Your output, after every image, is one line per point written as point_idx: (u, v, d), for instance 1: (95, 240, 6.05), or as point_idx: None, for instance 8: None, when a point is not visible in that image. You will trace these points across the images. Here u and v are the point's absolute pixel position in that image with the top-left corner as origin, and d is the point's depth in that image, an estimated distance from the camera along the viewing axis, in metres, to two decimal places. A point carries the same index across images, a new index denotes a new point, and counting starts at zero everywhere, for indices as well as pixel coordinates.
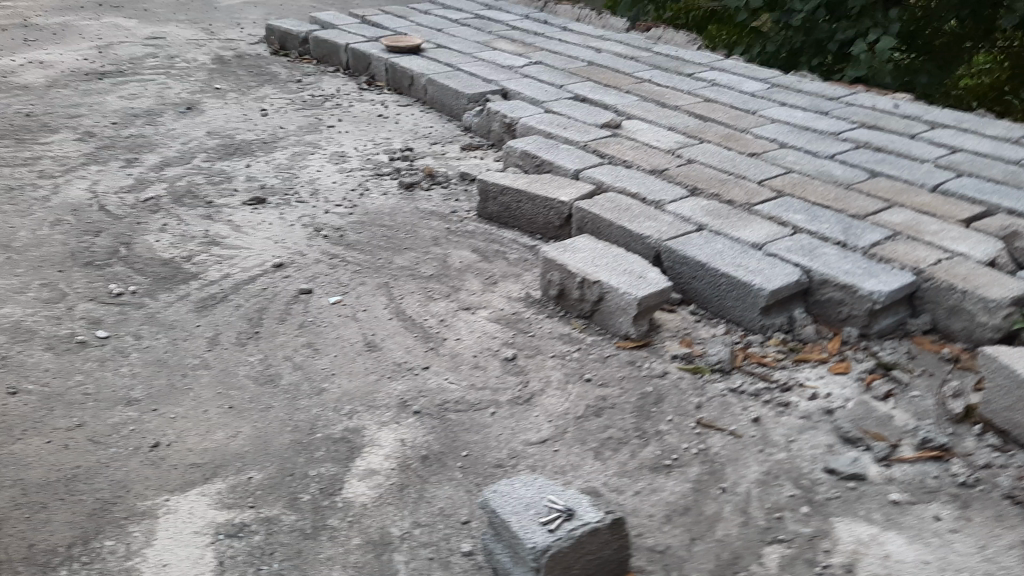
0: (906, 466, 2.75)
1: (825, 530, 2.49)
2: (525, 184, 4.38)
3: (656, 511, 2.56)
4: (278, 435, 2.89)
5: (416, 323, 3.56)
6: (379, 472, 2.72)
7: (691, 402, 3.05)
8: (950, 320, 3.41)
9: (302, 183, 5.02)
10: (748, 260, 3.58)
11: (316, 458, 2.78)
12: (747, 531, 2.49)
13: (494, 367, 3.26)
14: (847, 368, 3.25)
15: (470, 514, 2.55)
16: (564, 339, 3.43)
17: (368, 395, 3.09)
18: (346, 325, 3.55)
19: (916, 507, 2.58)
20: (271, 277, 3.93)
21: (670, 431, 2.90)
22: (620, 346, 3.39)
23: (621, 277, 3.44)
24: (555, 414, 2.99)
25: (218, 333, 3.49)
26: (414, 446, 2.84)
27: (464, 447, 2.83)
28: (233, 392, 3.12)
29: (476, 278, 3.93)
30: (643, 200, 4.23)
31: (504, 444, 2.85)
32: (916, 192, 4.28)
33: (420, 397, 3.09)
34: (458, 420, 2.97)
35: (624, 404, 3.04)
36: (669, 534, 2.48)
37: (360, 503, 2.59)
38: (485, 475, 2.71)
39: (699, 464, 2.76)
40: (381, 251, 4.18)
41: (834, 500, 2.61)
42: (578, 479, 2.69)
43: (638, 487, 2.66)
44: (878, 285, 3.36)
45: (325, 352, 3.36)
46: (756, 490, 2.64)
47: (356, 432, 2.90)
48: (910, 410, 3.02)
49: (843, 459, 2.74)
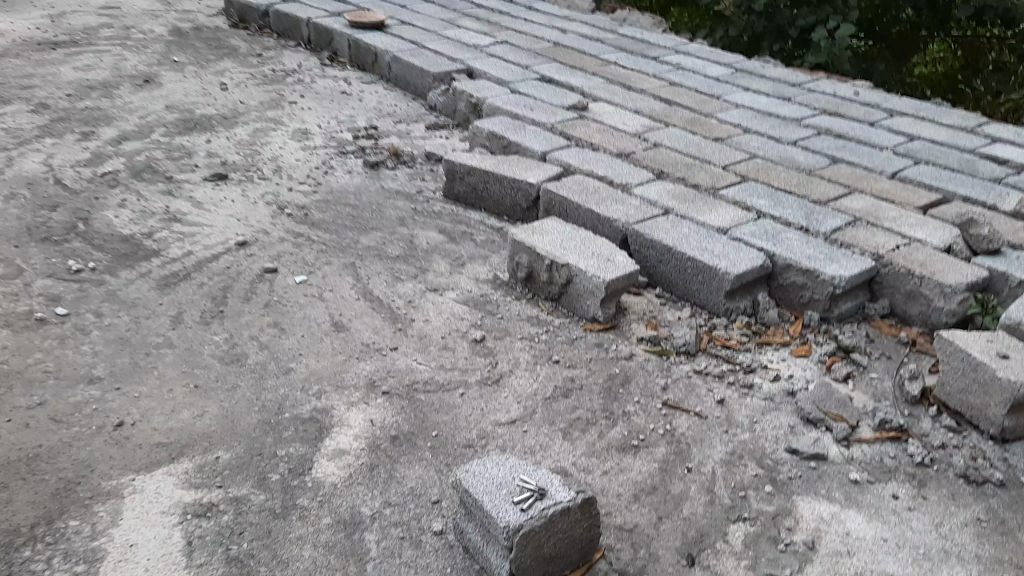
0: (865, 446, 2.82)
1: (788, 508, 2.55)
2: (492, 165, 4.37)
3: (624, 490, 2.60)
4: (246, 415, 2.86)
5: (383, 304, 3.54)
6: (349, 452, 2.72)
7: (657, 383, 3.09)
8: (907, 305, 3.50)
9: (265, 159, 4.95)
10: (713, 245, 3.63)
11: (284, 438, 2.77)
12: (713, 510, 2.54)
13: (463, 348, 3.27)
14: (808, 350, 3.31)
15: (440, 493, 2.56)
16: (532, 321, 3.45)
17: (336, 375, 3.09)
18: (312, 305, 3.53)
19: (875, 486, 2.66)
20: (235, 255, 3.88)
21: (637, 412, 2.94)
22: (587, 328, 3.41)
23: (589, 260, 3.47)
24: (524, 395, 3.01)
25: (182, 312, 3.44)
26: (383, 426, 2.84)
27: (434, 428, 2.84)
28: (198, 371, 3.08)
29: (443, 259, 3.93)
30: (610, 182, 4.26)
31: (474, 425, 2.86)
32: (875, 179, 4.37)
33: (388, 377, 3.08)
34: (427, 401, 2.97)
35: (592, 385, 3.07)
36: (637, 512, 2.51)
37: (329, 484, 2.59)
38: (455, 455, 2.73)
39: (665, 444, 2.80)
40: (346, 231, 4.15)
41: (797, 479, 2.67)
42: (548, 459, 2.72)
43: (606, 467, 2.69)
44: (840, 270, 3.43)
45: (291, 332, 3.33)
46: (721, 469, 2.70)
47: (325, 412, 2.89)
48: (869, 391, 3.09)
49: (805, 440, 2.80)
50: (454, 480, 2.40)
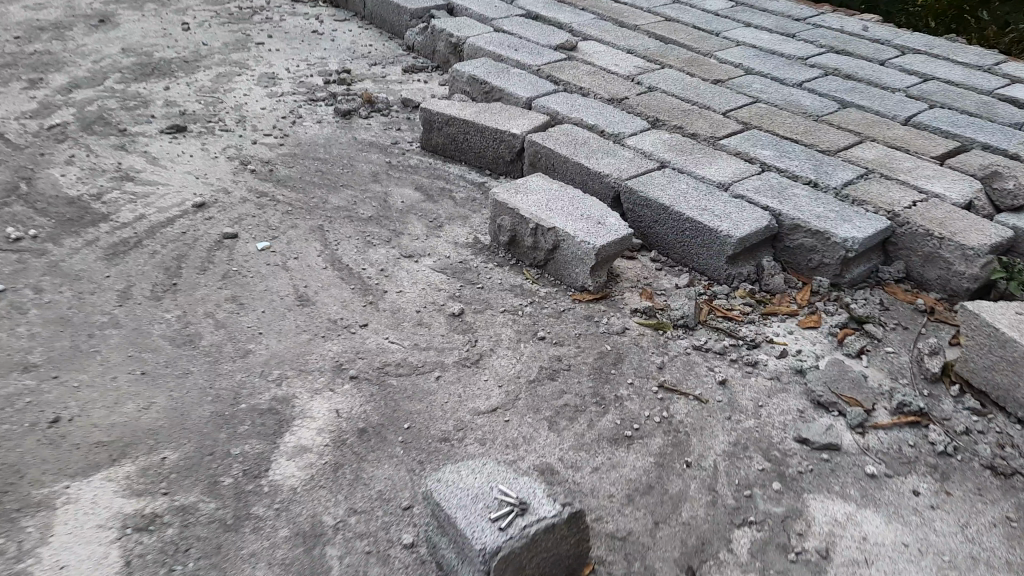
0: (882, 433, 2.56)
1: (798, 509, 2.30)
2: (472, 114, 4.02)
3: (617, 491, 2.34)
4: (198, 406, 2.58)
5: (353, 273, 3.24)
6: (311, 449, 2.44)
7: (652, 363, 2.82)
8: (925, 269, 3.21)
9: (227, 108, 4.57)
10: (714, 204, 3.32)
11: (239, 434, 2.49)
12: (716, 513, 2.28)
13: (439, 323, 2.98)
14: (817, 321, 3.02)
15: (412, 498, 2.29)
16: (516, 291, 3.16)
17: (300, 358, 2.80)
18: (275, 275, 3.22)
19: (893, 481, 2.40)
20: (192, 219, 3.55)
21: (631, 397, 2.67)
22: (576, 299, 3.11)
23: (578, 223, 3.16)
24: (505, 378, 2.74)
25: (130, 286, 3.12)
26: (350, 417, 2.57)
27: (406, 419, 2.56)
28: (146, 355, 2.78)
29: (419, 220, 3.61)
30: (601, 132, 3.92)
31: (450, 414, 2.58)
32: (887, 125, 4.04)
33: (357, 359, 2.80)
34: (399, 386, 2.69)
35: (581, 365, 2.79)
36: (631, 517, 2.26)
37: (288, 487, 2.32)
38: (429, 451, 2.45)
39: (662, 434, 2.54)
40: (314, 189, 3.82)
41: (808, 475, 2.41)
42: (531, 454, 2.45)
43: (597, 463, 2.43)
44: (853, 231, 3.13)
45: (251, 308, 3.03)
46: (723, 463, 2.44)
47: (285, 402, 2.61)
48: (885, 367, 2.82)
49: (815, 428, 2.53)
50: (424, 493, 2.12)
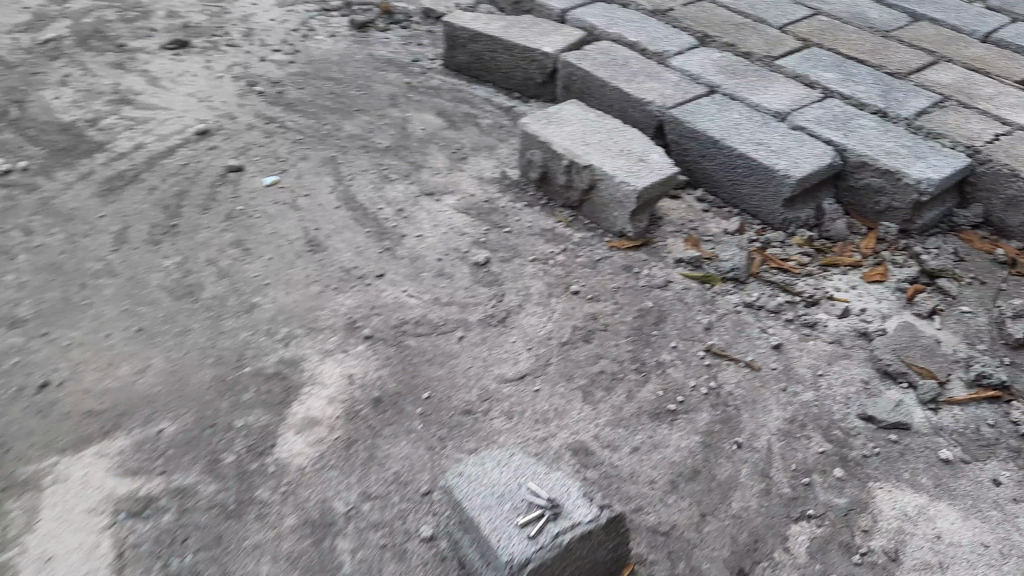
0: (958, 410, 2.28)
1: (862, 501, 2.05)
2: (500, 30, 3.65)
3: (659, 476, 2.10)
4: (198, 369, 2.36)
5: (368, 214, 2.97)
6: (321, 423, 2.22)
7: (698, 323, 2.54)
8: (1006, 214, 2.87)
9: (233, 20, 4.20)
10: (770, 137, 2.97)
11: (243, 403, 2.26)
12: (770, 505, 2.04)
13: (462, 274, 2.71)
14: (884, 275, 2.72)
15: (431, 482, 2.08)
16: (547, 236, 2.87)
17: (310, 314, 2.55)
18: (284, 216, 2.95)
19: (971, 468, 2.14)
20: (194, 148, 3.25)
21: (674, 364, 2.41)
22: (613, 246, 2.82)
23: (617, 161, 2.84)
24: (535, 339, 2.48)
25: (127, 228, 2.86)
26: (364, 384, 2.33)
27: (425, 387, 2.32)
28: (143, 309, 2.55)
29: (441, 152, 3.30)
30: (642, 51, 3.53)
31: (474, 381, 2.34)
32: (965, 42, 3.61)
33: (371, 316, 2.55)
34: (417, 349, 2.44)
35: (619, 325, 2.52)
36: (675, 508, 2.02)
37: (295, 468, 2.10)
38: (450, 425, 2.22)
39: (709, 409, 2.28)
40: (327, 115, 3.51)
41: (873, 459, 2.15)
42: (564, 430, 2.21)
43: (636, 442, 2.18)
44: (927, 172, 2.78)
45: (257, 254, 2.77)
46: (778, 445, 2.19)
47: (293, 366, 2.37)
48: (960, 330, 2.52)
49: (883, 405, 2.27)
50: (443, 487, 1.89)
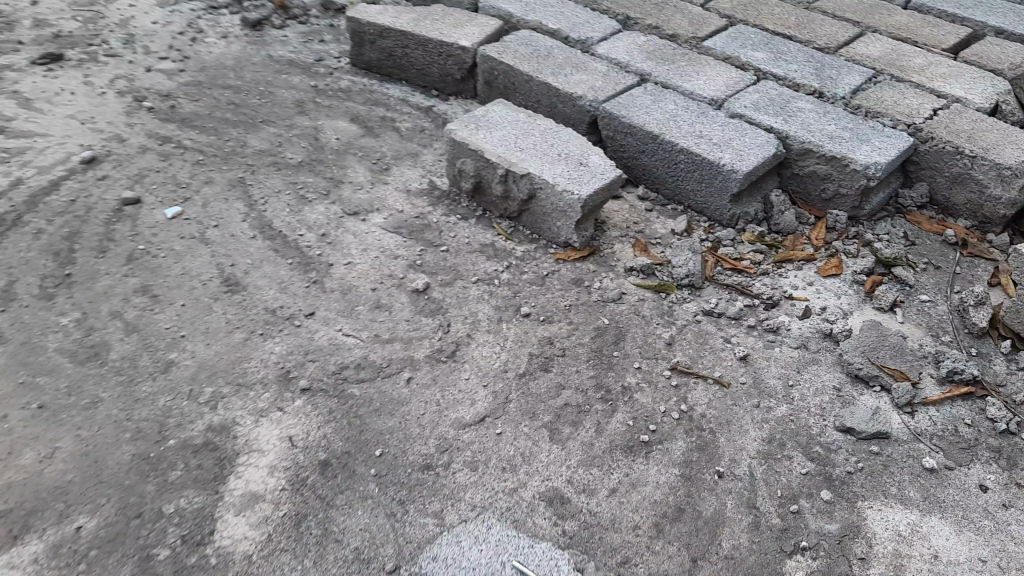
0: (934, 411, 2.21)
1: (855, 525, 1.95)
2: (410, 23, 3.39)
3: (642, 520, 1.95)
4: (115, 448, 2.08)
5: (289, 243, 2.70)
6: (264, 498, 1.98)
7: (659, 338, 2.39)
8: (951, 191, 2.81)
9: (110, 25, 3.80)
10: (710, 128, 2.83)
11: (171, 483, 2.00)
12: (762, 540, 1.92)
13: (402, 304, 2.49)
14: (839, 267, 2.63)
15: (396, 555, 1.87)
16: (488, 253, 2.67)
17: (237, 367, 2.29)
18: (194, 253, 2.65)
19: (956, 474, 2.07)
20: (82, 180, 2.90)
21: (640, 387, 2.25)
22: (560, 258, 2.65)
23: (555, 167, 2.65)
24: (490, 373, 2.28)
25: (13, 282, 2.51)
26: (308, 447, 2.09)
27: (377, 443, 2.10)
28: (42, 380, 2.23)
29: (361, 164, 3.04)
30: (564, 39, 3.34)
31: (430, 431, 2.13)
32: (887, 11, 3.54)
33: (306, 364, 2.30)
34: (362, 398, 2.22)
35: (577, 349, 2.35)
36: (664, 556, 1.88)
37: (241, 556, 1.86)
38: (409, 485, 2.01)
39: (684, 435, 2.14)
40: (229, 129, 3.19)
41: (858, 476, 2.06)
42: (534, 478, 2.03)
43: (613, 482, 2.02)
44: (873, 156, 2.68)
45: (168, 301, 2.48)
46: (760, 469, 2.06)
47: (225, 433, 2.12)
48: (923, 322, 2.45)
49: (860, 414, 2.17)
50: None
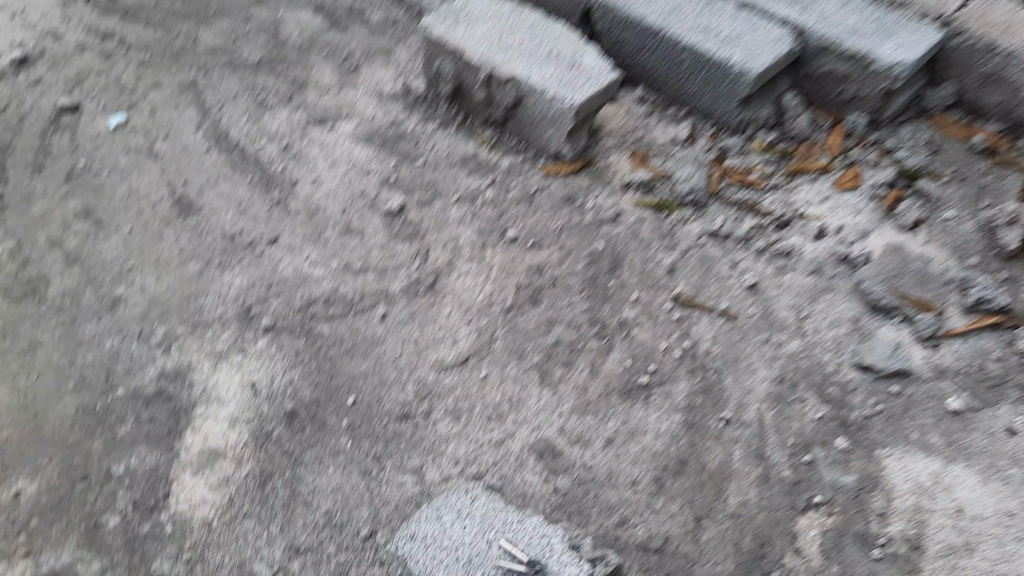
0: (959, 344, 2.01)
1: (872, 477, 1.79)
2: None
3: (641, 474, 1.78)
4: (58, 400, 1.88)
5: (248, 156, 2.42)
6: (226, 455, 1.80)
7: (660, 264, 2.17)
8: (984, 91, 2.53)
9: None
10: (718, 19, 2.50)
11: (121, 440, 1.82)
12: (771, 495, 1.76)
13: (375, 227, 2.24)
14: (857, 179, 2.38)
15: (372, 519, 1.71)
16: (470, 166, 2.41)
17: (192, 304, 2.06)
18: (141, 169, 2.38)
19: (981, 417, 1.88)
20: (14, 86, 2.60)
21: (639, 322, 2.05)
22: (549, 171, 2.39)
23: (545, 70, 2.35)
24: (473, 307, 2.06)
25: None
26: (273, 395, 1.89)
27: (349, 390, 1.91)
28: None
29: (328, 63, 2.72)
30: None
31: (407, 375, 1.93)
32: None
33: (269, 299, 2.08)
34: (332, 337, 2.00)
35: (569, 278, 2.13)
36: (665, 516, 1.72)
37: (200, 524, 1.70)
38: (386, 439, 1.83)
39: (687, 376, 1.94)
40: (178, 21, 2.84)
41: (877, 420, 1.88)
42: (523, 427, 1.84)
43: (610, 432, 1.84)
44: (899, 53, 2.38)
45: (113, 227, 2.23)
46: (770, 414, 1.88)
47: (179, 380, 1.92)
48: (949, 242, 2.22)
49: (880, 349, 1.98)
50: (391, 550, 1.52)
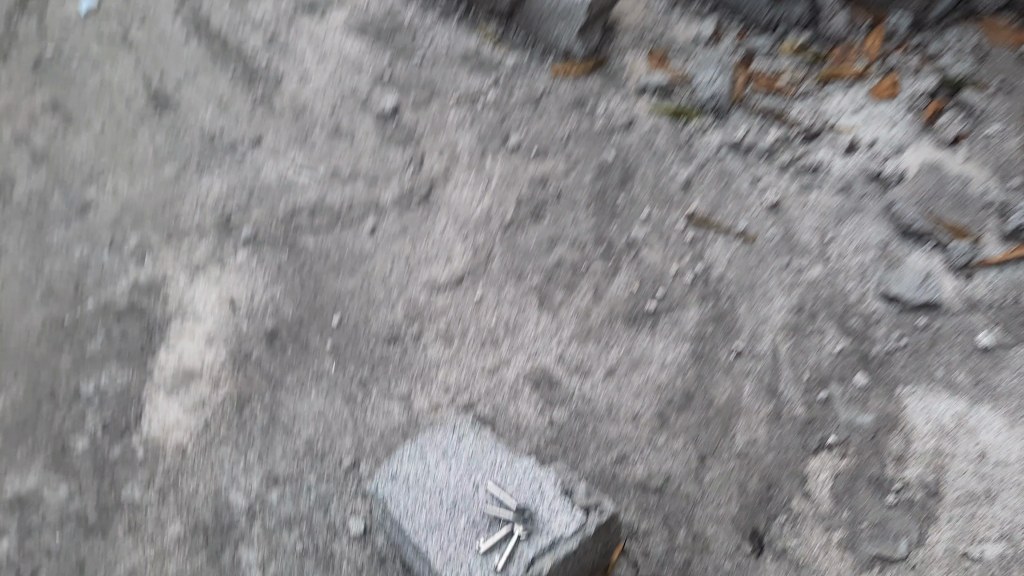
0: (995, 275, 1.82)
1: (891, 417, 1.65)
2: None
3: (643, 408, 1.66)
4: (24, 311, 1.78)
5: (230, 48, 2.27)
6: (202, 375, 1.69)
7: (674, 179, 2.00)
8: None
9: None
10: None
11: (91, 357, 1.72)
12: (781, 434, 1.64)
13: (367, 131, 2.09)
14: (895, 88, 2.16)
15: (356, 448, 1.61)
16: (472, 65, 2.25)
17: (168, 210, 1.93)
18: (115, 59, 2.25)
19: (1014, 356, 1.70)
20: None
21: (649, 242, 1.90)
22: (559, 72, 2.22)
23: None
24: (469, 222, 1.93)
25: None
26: (254, 313, 1.78)
27: (334, 308, 1.79)
28: None
29: None
30: None
31: (397, 294, 1.81)
32: None
33: (251, 207, 1.94)
34: (317, 251, 1.87)
35: (575, 193, 1.98)
36: (667, 453, 1.61)
37: (173, 448, 1.61)
38: (372, 362, 1.71)
39: (698, 302, 1.81)
40: None
41: (900, 355, 1.73)
42: (519, 354, 1.73)
43: (612, 361, 1.72)
44: None
45: (85, 126, 2.08)
46: (785, 346, 1.74)
47: (152, 293, 1.80)
48: (991, 160, 2.00)
49: (909, 279, 1.81)
50: (371, 489, 1.42)
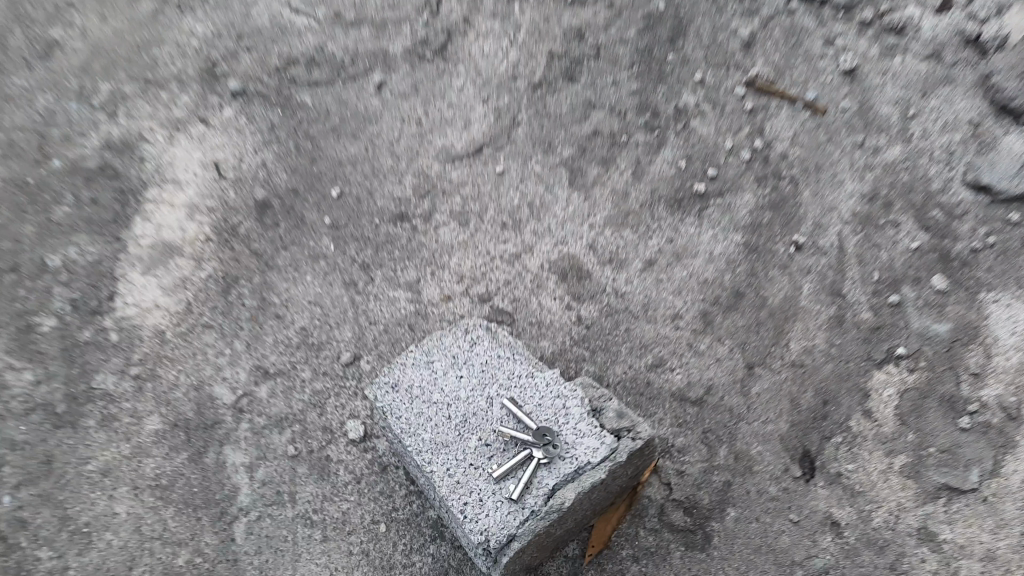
0: None
1: (971, 328, 1.32)
2: None
3: (684, 307, 1.45)
4: None
5: None
6: (184, 252, 1.49)
7: (730, 32, 1.65)
8: None
9: None
10: None
11: (59, 224, 1.50)
12: (843, 341, 1.37)
13: None
14: None
15: (356, 342, 1.43)
16: None
17: (143, 54, 1.68)
18: None
19: None
20: None
21: (700, 109, 1.61)
22: None
23: None
24: (492, 79, 1.67)
25: None
26: (245, 181, 1.57)
27: (334, 180, 1.59)
28: None
29: None
30: None
31: (406, 164, 1.61)
32: None
33: (239, 53, 1.69)
34: (316, 110, 1.66)
35: (616, 46, 1.67)
36: (709, 360, 1.41)
37: (151, 334, 1.42)
38: (377, 244, 1.53)
39: (753, 184, 1.53)
40: None
41: (986, 256, 1.37)
42: (544, 240, 1.53)
43: (650, 252, 1.50)
44: None
45: None
46: (854, 240, 1.44)
47: (125, 151, 1.58)
48: None
49: (1005, 165, 1.40)
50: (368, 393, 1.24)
